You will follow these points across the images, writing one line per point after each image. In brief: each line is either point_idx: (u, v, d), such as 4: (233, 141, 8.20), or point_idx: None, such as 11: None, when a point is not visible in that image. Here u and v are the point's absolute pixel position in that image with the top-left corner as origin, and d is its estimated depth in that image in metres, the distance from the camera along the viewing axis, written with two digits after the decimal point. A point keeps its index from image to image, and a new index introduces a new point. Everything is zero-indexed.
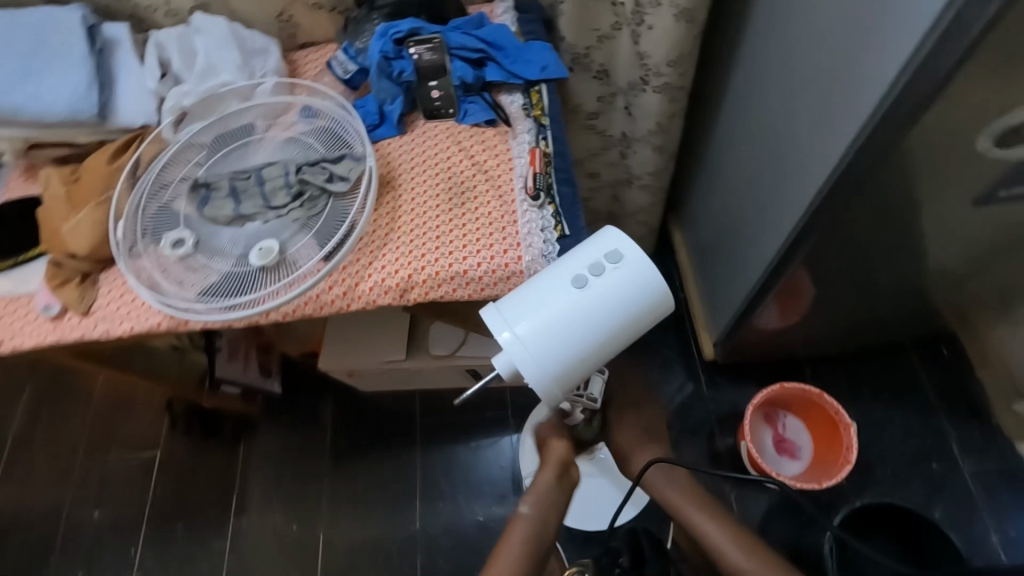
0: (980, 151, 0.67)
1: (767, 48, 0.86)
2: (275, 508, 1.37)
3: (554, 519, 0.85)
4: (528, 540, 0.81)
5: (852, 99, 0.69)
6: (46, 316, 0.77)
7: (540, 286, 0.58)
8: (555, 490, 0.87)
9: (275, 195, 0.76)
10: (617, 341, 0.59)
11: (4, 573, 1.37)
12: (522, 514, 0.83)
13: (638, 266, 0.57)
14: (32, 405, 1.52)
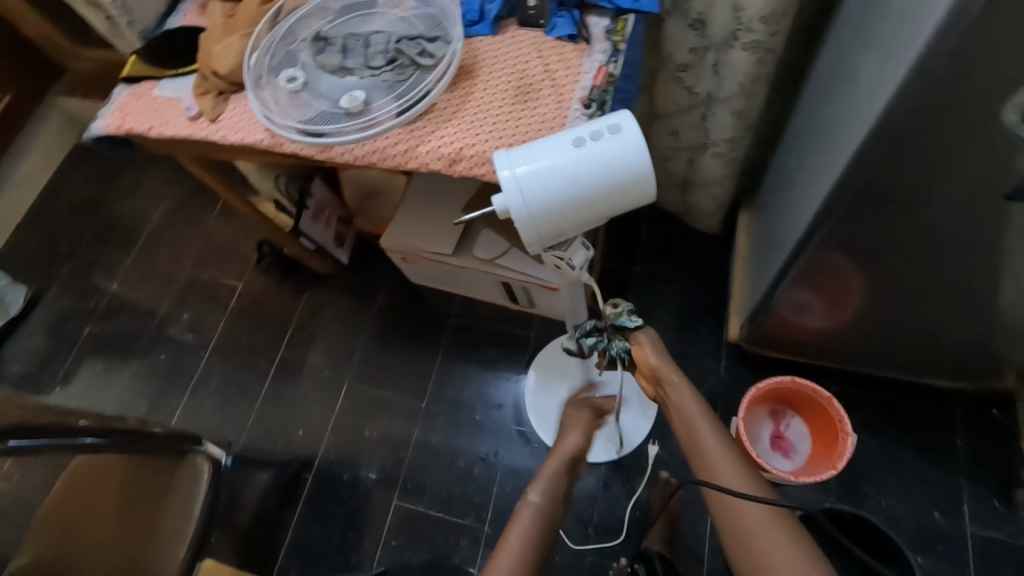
0: (1007, 128, 0.62)
1: (851, 22, 0.84)
2: (316, 353, 1.59)
3: (558, 506, 0.93)
4: (534, 521, 0.88)
5: (886, 75, 0.69)
6: (186, 115, 0.97)
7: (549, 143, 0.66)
8: (561, 475, 0.96)
9: (374, 57, 0.89)
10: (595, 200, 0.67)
11: (114, 334, 1.72)
12: (530, 502, 0.91)
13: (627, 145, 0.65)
14: (165, 216, 1.86)
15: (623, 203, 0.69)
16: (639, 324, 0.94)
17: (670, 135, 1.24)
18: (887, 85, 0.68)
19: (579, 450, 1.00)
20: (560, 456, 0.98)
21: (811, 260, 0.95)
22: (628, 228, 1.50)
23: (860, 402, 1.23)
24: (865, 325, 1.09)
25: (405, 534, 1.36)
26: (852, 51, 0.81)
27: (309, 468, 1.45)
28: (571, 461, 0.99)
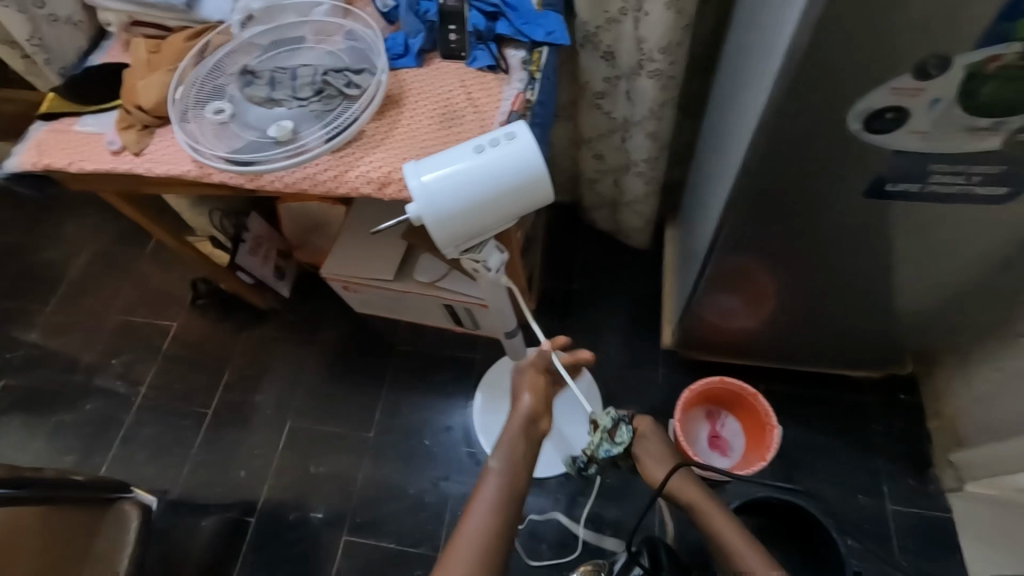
0: (853, 134, 0.70)
1: (735, 51, 0.94)
2: (257, 390, 1.54)
3: (524, 472, 0.83)
4: (498, 490, 0.80)
5: (754, 95, 0.78)
6: (108, 149, 0.96)
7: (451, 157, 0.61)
8: (524, 438, 0.85)
9: (302, 89, 0.92)
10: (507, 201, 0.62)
11: (32, 387, 1.60)
12: (491, 469, 0.81)
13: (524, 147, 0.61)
14: (90, 259, 1.77)
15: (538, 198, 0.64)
16: (633, 441, 0.89)
17: (595, 158, 1.32)
18: (754, 106, 0.77)
19: (539, 404, 0.88)
20: (521, 415, 0.86)
21: (725, 268, 1.03)
22: (566, 248, 1.56)
23: (786, 398, 1.31)
24: (783, 323, 1.17)
25: (357, 571, 1.31)
26: (733, 76, 0.91)
27: (252, 511, 1.39)
28: (535, 418, 0.88)
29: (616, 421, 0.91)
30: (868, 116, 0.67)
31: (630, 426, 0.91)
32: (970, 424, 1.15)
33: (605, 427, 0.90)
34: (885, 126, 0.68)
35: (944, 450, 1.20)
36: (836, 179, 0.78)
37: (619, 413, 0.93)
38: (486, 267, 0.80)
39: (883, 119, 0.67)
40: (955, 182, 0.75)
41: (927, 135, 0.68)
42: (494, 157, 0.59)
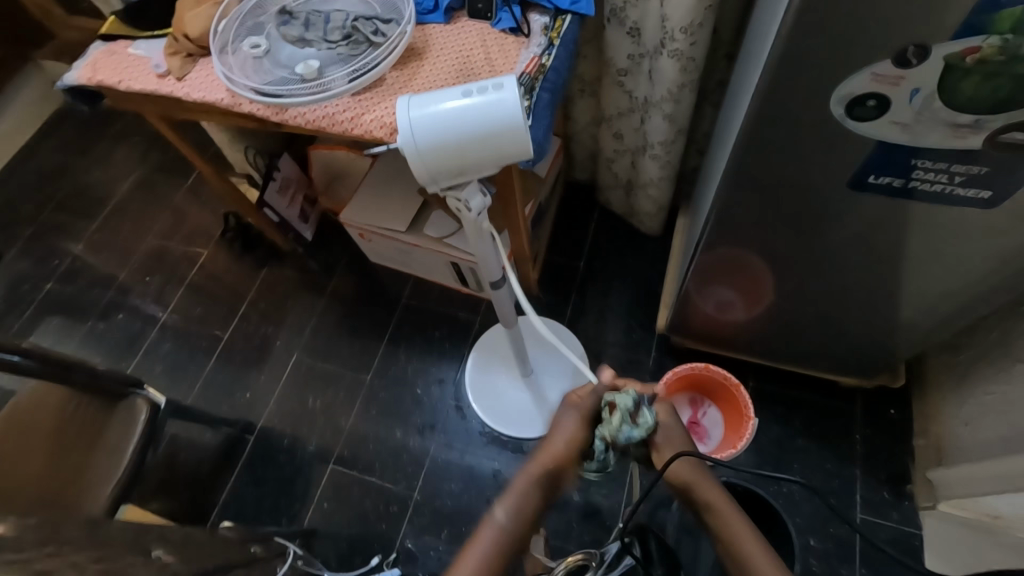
0: (837, 119, 0.69)
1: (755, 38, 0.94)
2: (270, 322, 1.64)
3: (530, 530, 0.67)
4: (495, 551, 0.65)
5: (754, 79, 0.79)
6: (155, 72, 1.03)
7: (442, 99, 0.63)
8: (537, 489, 0.67)
9: (332, 33, 0.97)
10: (490, 147, 0.65)
11: (73, 293, 1.75)
12: (493, 519, 0.66)
13: (509, 98, 0.64)
14: (136, 183, 1.90)
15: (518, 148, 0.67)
16: (659, 427, 0.68)
17: (613, 137, 1.34)
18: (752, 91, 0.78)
19: (571, 452, 0.70)
20: (541, 467, 0.68)
21: (719, 257, 1.04)
22: (578, 225, 1.59)
23: (771, 398, 1.33)
24: (777, 320, 1.18)
25: (338, 498, 1.40)
26: (744, 62, 0.92)
27: (251, 430, 1.49)
28: (558, 470, 0.69)
29: (638, 402, 0.70)
30: (851, 102, 0.66)
31: (655, 409, 0.70)
32: (952, 444, 1.14)
33: (625, 408, 0.68)
34: (868, 115, 0.67)
35: (923, 468, 1.19)
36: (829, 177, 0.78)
37: (640, 392, 0.72)
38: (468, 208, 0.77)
39: (865, 107, 0.66)
40: (937, 181, 0.73)
41: (908, 128, 0.67)
42: (483, 105, 0.62)
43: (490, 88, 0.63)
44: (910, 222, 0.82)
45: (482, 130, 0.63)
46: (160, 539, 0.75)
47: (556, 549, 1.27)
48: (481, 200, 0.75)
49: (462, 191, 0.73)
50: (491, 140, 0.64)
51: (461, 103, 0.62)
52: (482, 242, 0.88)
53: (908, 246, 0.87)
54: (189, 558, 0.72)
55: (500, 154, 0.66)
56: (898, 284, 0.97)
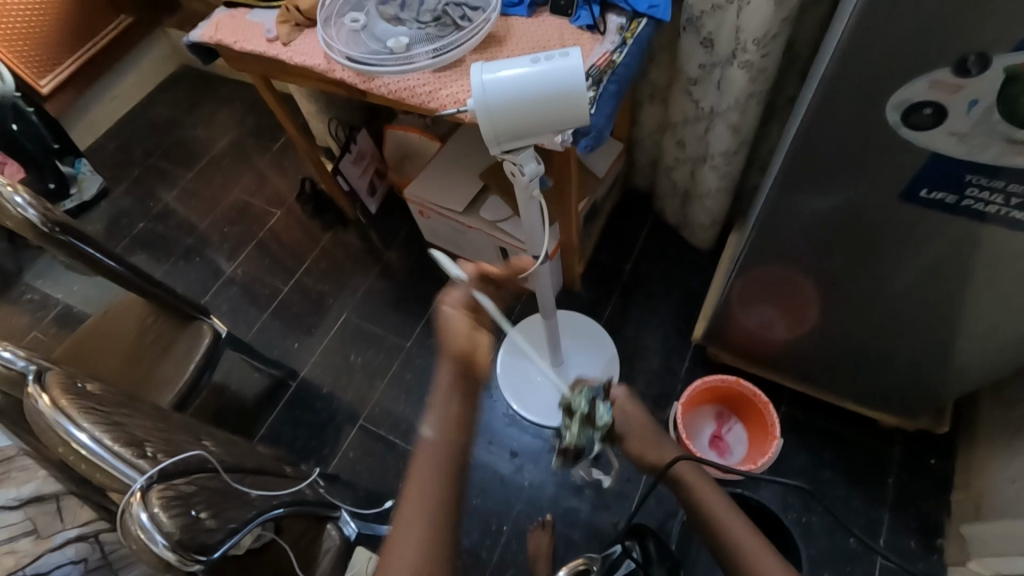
0: (891, 126, 0.68)
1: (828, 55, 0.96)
2: (327, 282, 1.75)
3: (465, 430, 0.68)
4: (436, 467, 0.65)
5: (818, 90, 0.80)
6: (266, 36, 1.16)
7: (512, 65, 0.69)
8: (457, 392, 0.68)
9: (424, 15, 1.07)
10: (550, 113, 0.70)
11: (161, 232, 1.94)
12: (425, 440, 0.66)
13: (574, 69, 0.68)
14: (229, 143, 2.09)
15: (576, 118, 0.72)
16: (615, 423, 0.76)
17: (675, 146, 1.37)
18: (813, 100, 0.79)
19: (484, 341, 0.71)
20: (449, 370, 0.68)
21: (763, 271, 1.04)
22: (629, 230, 1.62)
23: (802, 426, 1.30)
24: (820, 344, 1.16)
25: (363, 451, 1.48)
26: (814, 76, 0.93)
27: (294, 377, 1.60)
28: (467, 365, 0.69)
29: (591, 400, 0.78)
30: (907, 108, 0.65)
31: (609, 404, 0.78)
32: (991, 499, 1.08)
33: (582, 412, 0.77)
34: (924, 123, 0.66)
35: (958, 522, 1.14)
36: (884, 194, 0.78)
37: (594, 391, 0.79)
38: (522, 175, 0.84)
39: (922, 115, 0.65)
40: (992, 201, 0.70)
41: (965, 140, 0.64)
42: (549, 69, 0.68)
43: (557, 56, 0.69)
44: (967, 251, 0.80)
45: (544, 96, 0.69)
46: (210, 435, 0.83)
47: (561, 536, 1.29)
48: (535, 169, 0.82)
49: (519, 157, 0.80)
50: (552, 106, 0.69)
51: (528, 70, 0.68)
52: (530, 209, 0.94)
53: (964, 278, 0.86)
54: (231, 453, 0.80)
55: (559, 121, 0.71)
56: (950, 318, 0.95)
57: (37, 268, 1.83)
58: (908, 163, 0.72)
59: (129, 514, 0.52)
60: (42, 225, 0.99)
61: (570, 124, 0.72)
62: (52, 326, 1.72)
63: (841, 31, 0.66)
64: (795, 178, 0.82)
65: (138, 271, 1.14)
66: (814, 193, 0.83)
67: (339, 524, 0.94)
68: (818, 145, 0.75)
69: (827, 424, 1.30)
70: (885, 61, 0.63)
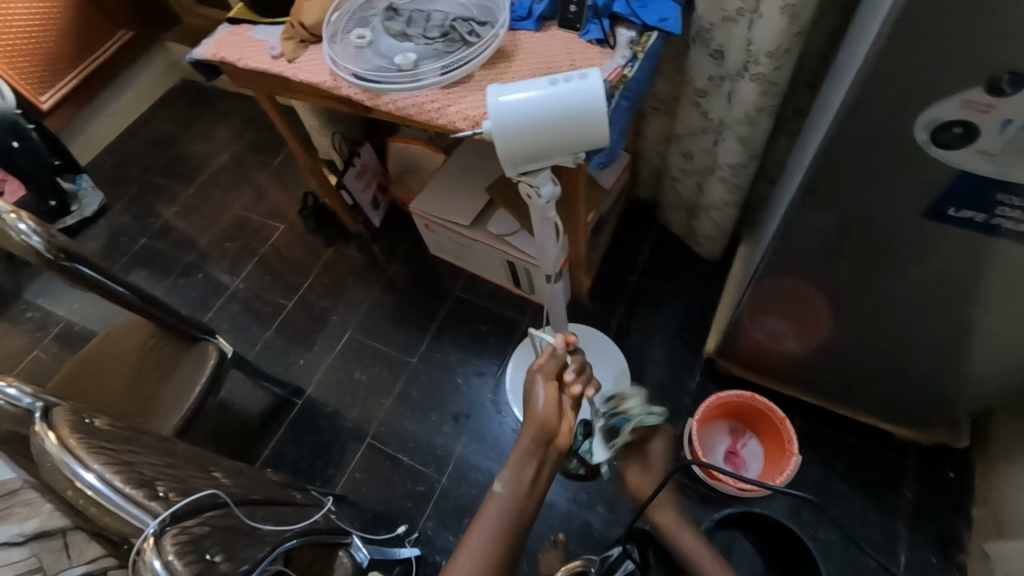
0: (918, 146, 0.67)
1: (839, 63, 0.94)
2: (331, 297, 1.73)
3: (532, 495, 0.69)
4: (502, 519, 0.67)
5: (831, 105, 0.79)
6: (270, 53, 1.15)
7: (530, 87, 0.66)
8: (537, 457, 0.71)
9: (431, 30, 1.05)
10: (567, 136, 0.67)
11: (162, 248, 1.92)
12: (495, 493, 0.68)
13: (595, 91, 0.65)
14: (230, 157, 2.08)
15: (591, 142, 0.68)
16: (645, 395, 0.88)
17: (682, 157, 1.35)
18: (827, 117, 0.78)
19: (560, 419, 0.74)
20: (531, 436, 0.72)
21: (778, 286, 1.03)
22: (636, 242, 1.61)
23: (818, 441, 1.28)
24: (834, 359, 1.14)
25: (371, 470, 1.45)
26: (829, 89, 0.91)
27: (299, 395, 1.57)
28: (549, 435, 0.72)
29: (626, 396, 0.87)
30: (935, 126, 0.64)
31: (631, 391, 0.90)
32: (1014, 515, 1.05)
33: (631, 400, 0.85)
34: (953, 142, 0.64)
35: (979, 538, 1.12)
36: (903, 216, 0.77)
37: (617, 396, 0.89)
38: (538, 197, 0.82)
39: (950, 133, 0.63)
40: (1020, 219, 0.69)
41: (995, 159, 0.62)
42: (567, 91, 0.65)
43: (576, 77, 0.66)
44: (989, 270, 0.79)
45: (563, 119, 0.66)
46: (217, 466, 0.82)
47: (574, 556, 1.26)
48: (552, 190, 0.79)
49: (534, 177, 0.78)
50: (568, 130, 0.66)
51: (546, 92, 0.65)
52: (546, 229, 0.91)
53: (988, 294, 0.84)
54: (241, 486, 0.78)
55: (575, 144, 0.68)
56: (974, 333, 0.93)
57: (38, 286, 1.81)
58: (932, 180, 0.70)
59: (143, 562, 0.51)
60: (46, 252, 0.97)
61: (588, 147, 0.69)
62: (52, 345, 1.70)
63: (864, 50, 0.65)
64: (812, 195, 0.81)
65: (140, 293, 1.11)
66: (832, 210, 0.82)
67: (350, 550, 0.93)
68: (834, 161, 0.74)
69: (842, 437, 1.28)
70: (912, 79, 0.61)
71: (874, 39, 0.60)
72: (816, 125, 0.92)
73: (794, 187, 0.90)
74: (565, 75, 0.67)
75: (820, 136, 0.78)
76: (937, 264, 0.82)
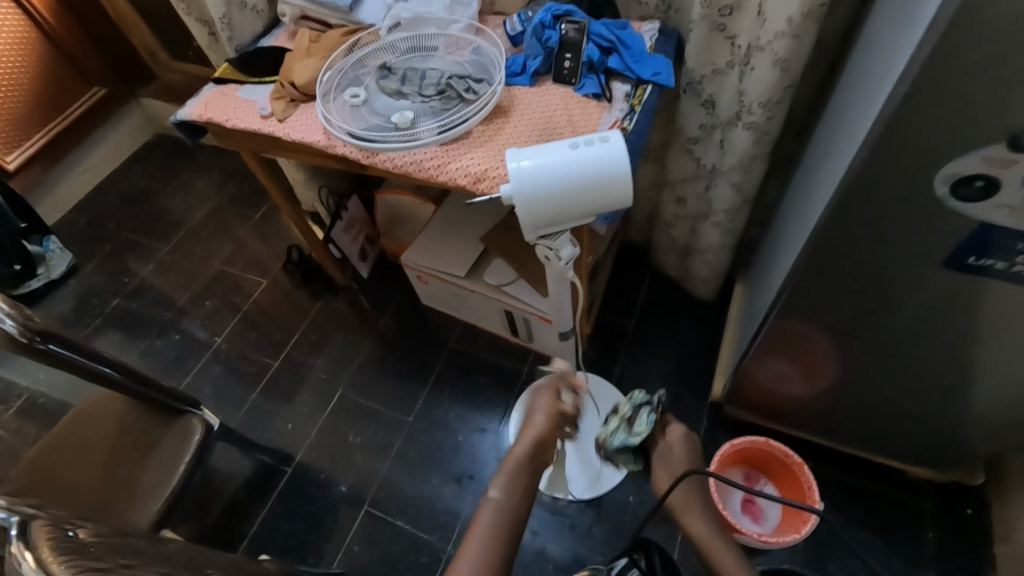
0: (939, 198, 0.67)
1: (832, 112, 0.97)
2: (320, 353, 1.66)
3: (525, 500, 0.69)
4: (498, 524, 0.65)
5: (839, 156, 0.79)
6: (260, 113, 1.12)
7: (551, 151, 0.65)
8: (528, 466, 0.72)
9: (427, 88, 1.05)
10: (588, 198, 0.66)
11: (136, 309, 1.82)
12: (489, 496, 0.67)
13: (616, 153, 0.65)
14: (210, 212, 2.02)
15: (613, 204, 0.67)
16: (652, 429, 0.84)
17: (675, 202, 1.36)
18: (836, 167, 0.79)
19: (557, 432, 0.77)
20: (528, 442, 0.74)
21: (787, 331, 1.02)
22: (631, 284, 1.60)
23: (833, 485, 1.25)
24: (844, 402, 1.13)
25: (370, 542, 1.36)
26: (826, 140, 0.94)
27: (287, 462, 1.48)
28: (546, 443, 0.75)
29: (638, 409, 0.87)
30: (956, 180, 0.65)
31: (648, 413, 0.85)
32: None
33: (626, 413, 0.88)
34: (975, 195, 0.65)
35: None
36: (918, 262, 0.77)
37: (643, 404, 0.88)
38: (556, 257, 0.80)
39: (972, 187, 0.64)
40: None
41: (1016, 211, 0.63)
42: (588, 156, 0.64)
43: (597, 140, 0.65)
44: (1003, 314, 0.80)
45: (585, 181, 0.65)
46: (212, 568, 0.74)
47: None
48: (571, 252, 0.78)
49: (551, 239, 0.77)
50: (589, 192, 0.65)
51: (567, 155, 0.65)
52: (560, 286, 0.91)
53: (1001, 337, 0.84)
54: None
55: (596, 206, 0.67)
56: (986, 373, 0.93)
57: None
58: (950, 229, 0.70)
59: None
60: (21, 336, 0.90)
61: (606, 211, 0.68)
62: (13, 421, 1.57)
63: (879, 106, 0.66)
64: (828, 244, 0.81)
65: (134, 373, 1.05)
66: (847, 257, 0.82)
67: None
68: (848, 212, 0.75)
69: (857, 479, 1.25)
70: (931, 133, 0.62)
71: (893, 97, 0.61)
72: (818, 173, 0.93)
73: (804, 236, 0.90)
74: (584, 139, 0.67)
75: (831, 186, 0.79)
76: (944, 308, 0.83)
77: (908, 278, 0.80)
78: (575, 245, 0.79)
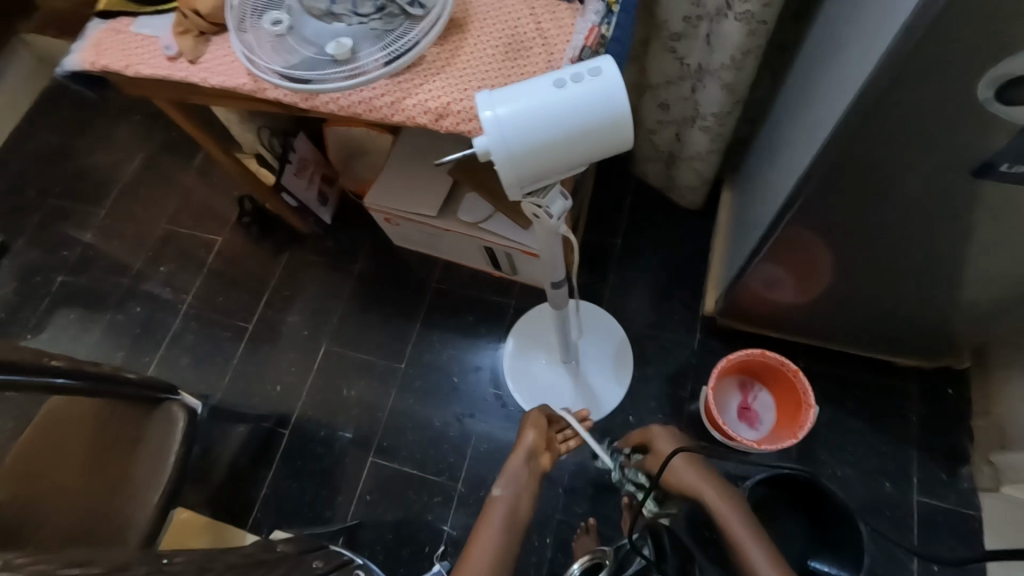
0: (980, 103, 0.61)
1: None
2: (296, 310, 1.58)
3: (527, 492, 0.87)
4: (505, 516, 0.82)
5: (861, 52, 0.69)
6: (164, 54, 0.93)
7: (530, 93, 0.56)
8: (525, 467, 0.89)
9: (363, 4, 0.85)
10: (578, 145, 0.58)
11: (84, 285, 1.67)
12: (497, 496, 0.84)
13: (607, 88, 0.56)
14: (140, 166, 1.80)
15: (607, 148, 0.60)
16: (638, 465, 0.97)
17: (658, 108, 1.24)
18: (857, 68, 0.69)
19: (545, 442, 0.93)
20: (521, 453, 0.91)
21: (786, 244, 0.98)
22: (613, 201, 1.51)
23: (824, 381, 1.29)
24: (838, 306, 1.12)
25: (382, 490, 1.38)
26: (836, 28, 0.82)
27: (284, 424, 1.46)
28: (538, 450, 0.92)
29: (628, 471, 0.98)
30: (1007, 81, 0.58)
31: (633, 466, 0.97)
32: (1017, 426, 1.12)
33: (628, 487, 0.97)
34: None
35: (983, 449, 1.18)
36: (936, 166, 0.71)
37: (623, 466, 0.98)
38: (546, 214, 0.72)
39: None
40: None
41: None
42: (576, 96, 0.56)
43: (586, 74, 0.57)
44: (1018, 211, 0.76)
45: (574, 126, 0.57)
46: None
47: (606, 538, 1.26)
48: (563, 206, 0.70)
49: (538, 193, 0.68)
50: (580, 137, 0.57)
51: (549, 97, 0.56)
52: (552, 246, 0.82)
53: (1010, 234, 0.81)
54: None
55: (588, 151, 0.59)
56: (986, 269, 0.92)
57: None
58: (982, 129, 0.64)
59: None
60: None
61: (597, 158, 0.61)
62: None
63: None
64: (842, 154, 0.74)
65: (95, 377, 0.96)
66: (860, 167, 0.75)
67: None
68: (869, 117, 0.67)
69: (846, 373, 1.29)
70: None
71: None
72: (828, 69, 0.82)
73: (812, 145, 0.82)
74: (568, 73, 0.58)
75: (850, 89, 0.69)
76: (957, 211, 0.78)
77: (923, 184, 0.75)
78: (565, 200, 0.70)
